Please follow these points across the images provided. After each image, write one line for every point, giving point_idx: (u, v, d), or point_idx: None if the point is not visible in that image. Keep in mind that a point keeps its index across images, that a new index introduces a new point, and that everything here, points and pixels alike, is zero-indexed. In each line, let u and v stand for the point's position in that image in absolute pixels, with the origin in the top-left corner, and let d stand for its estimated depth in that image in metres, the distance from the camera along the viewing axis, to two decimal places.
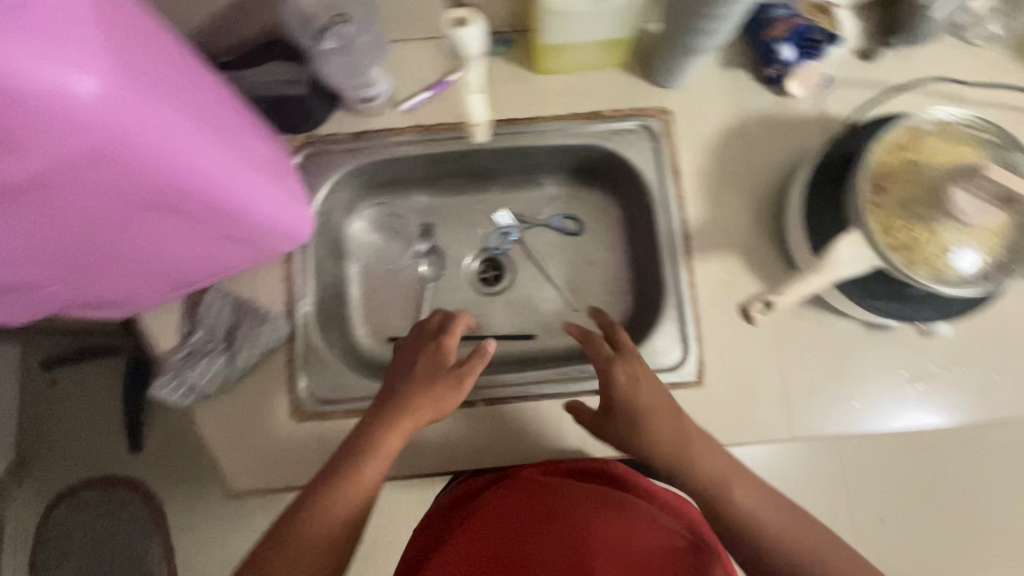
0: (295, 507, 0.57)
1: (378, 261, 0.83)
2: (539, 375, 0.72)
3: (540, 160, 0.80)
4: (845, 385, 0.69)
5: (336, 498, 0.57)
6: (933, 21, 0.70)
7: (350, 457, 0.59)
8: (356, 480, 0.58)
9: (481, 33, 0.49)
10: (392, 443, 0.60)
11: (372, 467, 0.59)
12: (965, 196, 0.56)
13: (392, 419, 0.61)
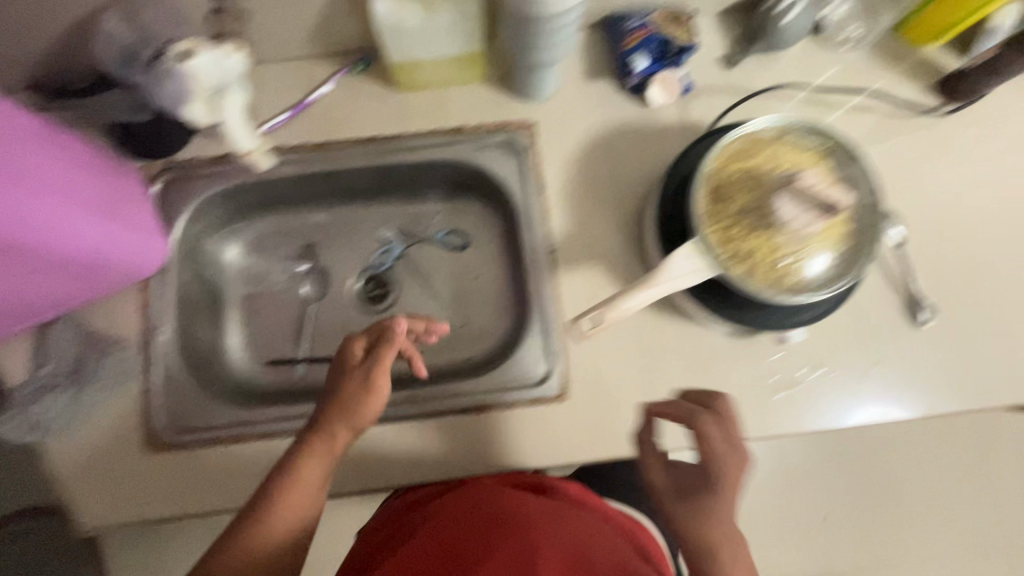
0: (224, 540, 0.56)
1: (259, 284, 0.82)
2: (404, 396, 0.70)
3: (414, 176, 0.79)
4: (710, 392, 0.69)
5: (267, 531, 0.55)
6: (783, 27, 0.71)
7: (274, 489, 0.56)
8: (292, 502, 0.57)
9: (210, 61, 0.57)
10: (319, 471, 0.58)
11: (302, 497, 0.57)
12: (791, 206, 0.55)
13: (312, 445, 0.58)
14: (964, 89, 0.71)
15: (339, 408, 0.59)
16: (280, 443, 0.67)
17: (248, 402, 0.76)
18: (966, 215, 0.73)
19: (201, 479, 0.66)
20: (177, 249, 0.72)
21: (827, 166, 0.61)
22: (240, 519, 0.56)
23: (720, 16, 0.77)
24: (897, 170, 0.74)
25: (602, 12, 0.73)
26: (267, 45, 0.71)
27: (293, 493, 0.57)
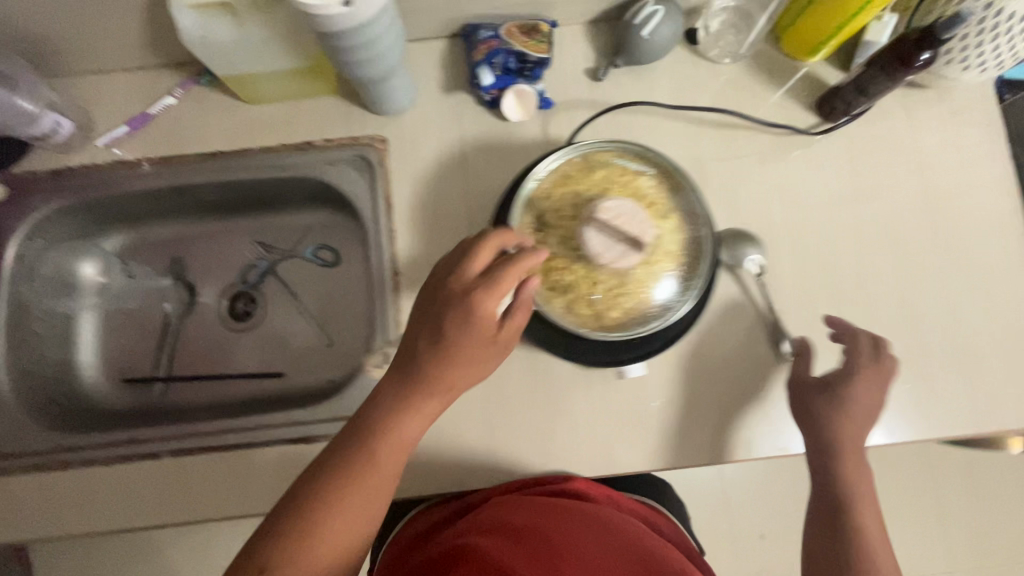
0: (316, 536, 0.46)
1: (119, 300, 0.80)
2: (239, 422, 0.68)
3: (272, 192, 0.76)
4: (559, 429, 0.64)
5: (359, 513, 0.48)
6: (641, 39, 0.67)
7: (354, 459, 0.49)
8: (375, 475, 0.49)
9: None
10: (418, 431, 0.51)
11: (394, 462, 0.50)
12: (599, 238, 0.52)
13: (416, 407, 0.50)
14: (840, 108, 0.68)
15: (431, 367, 0.49)
16: (101, 470, 0.65)
17: (93, 423, 0.74)
18: (838, 242, 0.69)
19: (16, 506, 0.64)
20: (14, 267, 0.71)
21: (658, 194, 0.58)
22: (346, 478, 0.48)
23: (589, 27, 0.73)
24: (768, 192, 0.70)
25: (457, 21, 0.70)
26: (104, 55, 0.68)
27: (382, 460, 0.49)
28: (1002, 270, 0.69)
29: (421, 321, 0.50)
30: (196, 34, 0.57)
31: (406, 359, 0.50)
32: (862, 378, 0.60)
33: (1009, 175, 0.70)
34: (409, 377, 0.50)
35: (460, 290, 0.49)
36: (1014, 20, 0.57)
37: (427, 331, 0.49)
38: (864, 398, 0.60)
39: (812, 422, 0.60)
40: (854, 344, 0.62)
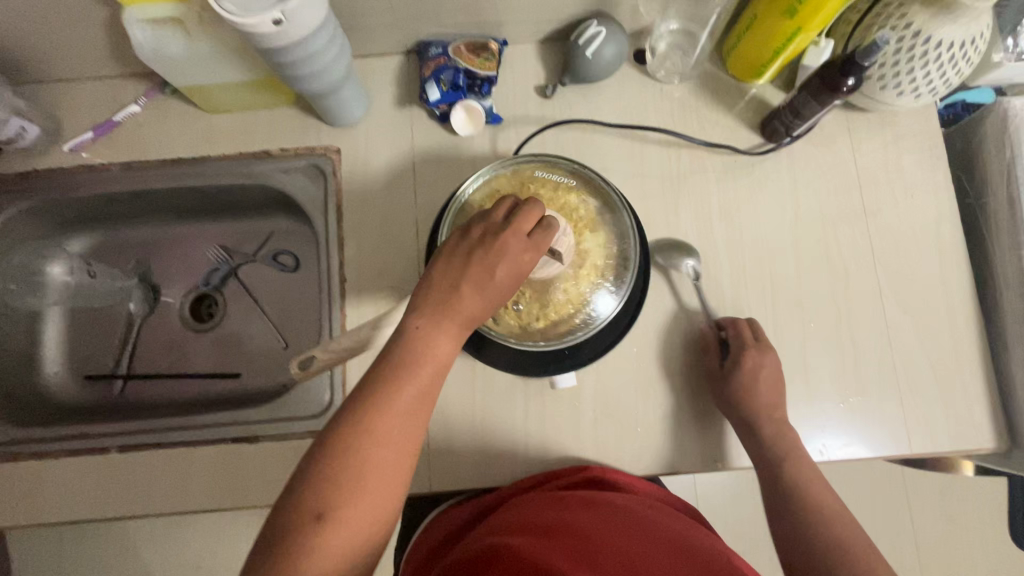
0: (365, 472, 0.42)
1: (82, 299, 0.83)
2: (186, 421, 0.69)
3: (233, 198, 0.79)
4: (494, 437, 0.65)
5: (402, 444, 0.44)
6: (585, 58, 0.69)
7: (382, 390, 0.44)
8: (416, 395, 0.45)
9: None
10: (452, 348, 0.46)
11: (433, 380, 0.46)
12: None
13: (457, 318, 0.46)
14: (782, 130, 0.69)
15: (461, 299, 0.46)
16: (49, 464, 0.66)
17: (52, 418, 0.76)
18: (779, 260, 0.70)
19: None
20: None
21: (587, 210, 0.59)
22: (379, 405, 0.43)
23: (540, 47, 0.75)
24: (710, 209, 0.71)
25: (411, 38, 0.72)
26: (73, 65, 0.71)
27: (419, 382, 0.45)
28: (939, 291, 0.69)
29: (451, 264, 0.47)
30: (149, 48, 0.60)
31: (433, 288, 0.47)
32: (753, 361, 0.63)
33: (949, 197, 0.71)
34: (438, 300, 0.46)
35: (506, 247, 0.46)
36: (943, 48, 0.60)
37: (470, 274, 0.46)
38: (767, 375, 0.63)
39: (731, 408, 0.62)
40: (738, 330, 0.65)
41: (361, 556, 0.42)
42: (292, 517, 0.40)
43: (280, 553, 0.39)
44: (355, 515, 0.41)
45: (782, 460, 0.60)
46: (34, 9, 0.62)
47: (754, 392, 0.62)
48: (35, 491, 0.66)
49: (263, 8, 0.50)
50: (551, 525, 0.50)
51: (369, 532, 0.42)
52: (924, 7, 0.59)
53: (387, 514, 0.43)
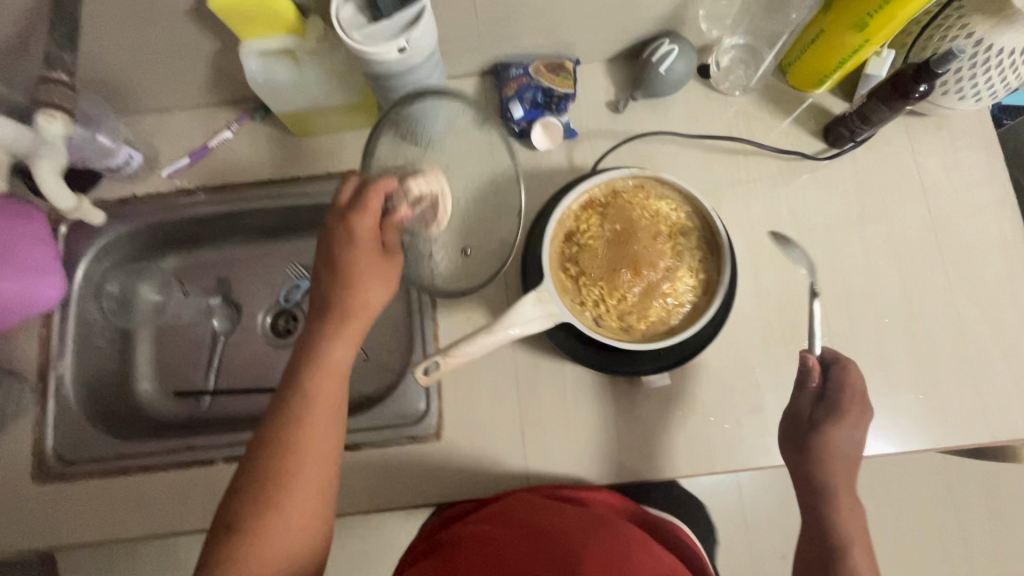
0: (281, 477, 0.50)
1: (171, 317, 0.85)
2: None
3: (317, 216, 0.82)
4: (587, 436, 0.68)
5: (309, 447, 0.51)
6: (659, 74, 0.73)
7: (288, 407, 0.52)
8: (313, 406, 0.52)
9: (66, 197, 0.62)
10: (346, 353, 0.55)
11: (329, 389, 0.53)
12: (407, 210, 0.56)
13: (339, 329, 0.55)
14: (846, 135, 0.73)
15: (339, 303, 0.55)
16: (160, 475, 0.69)
17: (149, 433, 0.78)
18: (847, 258, 0.73)
19: (81, 510, 0.67)
20: (80, 287, 0.77)
21: (679, 215, 0.63)
22: (282, 420, 0.52)
23: (608, 64, 0.79)
24: (779, 213, 0.75)
25: (489, 60, 0.77)
26: (172, 95, 0.75)
27: (316, 393, 0.53)
28: (1007, 287, 0.72)
29: (317, 267, 0.56)
30: (261, 76, 0.65)
31: (319, 304, 0.56)
32: (852, 413, 0.61)
33: (1007, 196, 0.75)
34: (323, 316, 0.55)
35: (332, 227, 0.54)
36: (1005, 56, 0.64)
37: (325, 264, 0.55)
38: (858, 436, 0.61)
39: (812, 461, 0.61)
40: (845, 376, 0.63)
41: (294, 547, 0.50)
42: (224, 523, 0.49)
43: (221, 547, 0.48)
44: (270, 522, 0.49)
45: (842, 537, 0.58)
46: (150, 45, 0.66)
47: (840, 446, 0.61)
48: (149, 502, 0.68)
49: (388, 38, 0.53)
50: (534, 521, 0.59)
51: (295, 535, 0.50)
52: (985, 17, 0.62)
53: (313, 509, 0.51)
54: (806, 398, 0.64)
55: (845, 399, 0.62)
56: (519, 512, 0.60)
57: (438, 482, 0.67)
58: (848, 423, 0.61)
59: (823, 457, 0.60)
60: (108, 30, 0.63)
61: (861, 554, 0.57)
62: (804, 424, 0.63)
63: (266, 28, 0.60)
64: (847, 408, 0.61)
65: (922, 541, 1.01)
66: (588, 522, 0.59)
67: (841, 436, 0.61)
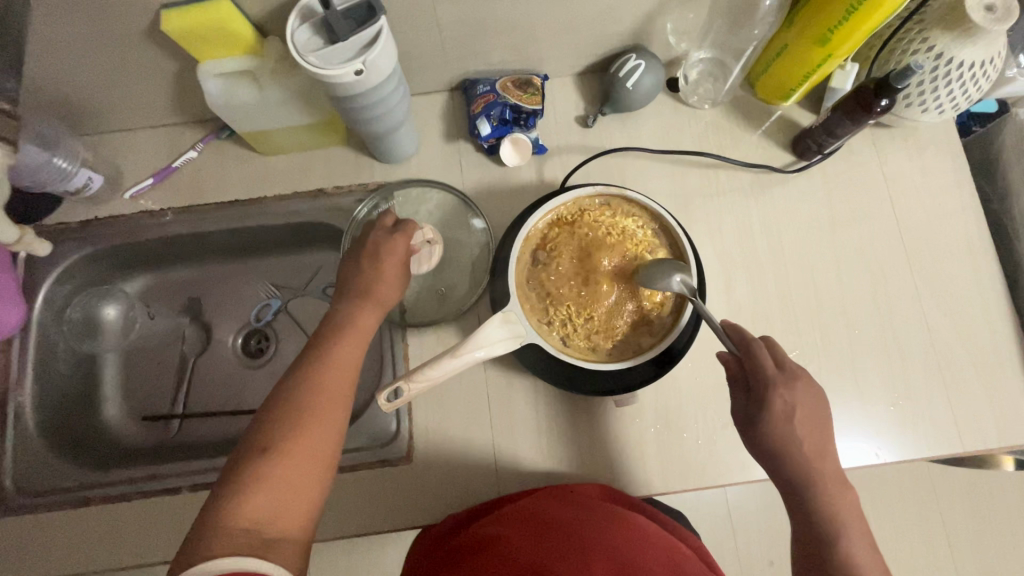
0: (306, 416, 0.48)
1: (139, 341, 0.83)
2: None
3: (287, 235, 0.81)
4: (561, 454, 0.67)
5: (335, 397, 0.50)
6: (626, 89, 0.73)
7: (329, 348, 0.52)
8: (349, 353, 0.53)
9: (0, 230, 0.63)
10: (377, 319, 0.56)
11: (358, 350, 0.54)
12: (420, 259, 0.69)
13: (374, 292, 0.56)
14: (813, 147, 0.74)
15: (366, 285, 0.56)
16: (123, 506, 0.67)
17: (115, 461, 0.77)
18: (818, 269, 0.73)
19: (38, 544, 0.65)
20: (42, 312, 0.76)
21: (646, 232, 0.63)
22: (319, 361, 0.51)
23: (577, 80, 0.79)
24: (749, 224, 0.75)
25: (457, 76, 0.76)
26: (135, 116, 0.74)
27: (346, 350, 0.53)
28: (976, 294, 0.73)
29: (355, 258, 0.59)
30: (220, 96, 0.64)
31: (350, 281, 0.57)
32: (781, 398, 0.53)
33: (973, 203, 0.75)
34: (352, 290, 0.56)
35: (376, 239, 0.59)
36: (964, 69, 0.64)
37: (365, 257, 0.58)
38: (795, 416, 0.53)
39: (773, 459, 0.53)
40: (757, 361, 0.55)
41: (306, 488, 0.47)
42: (244, 457, 0.47)
43: (248, 470, 0.46)
44: (298, 452, 0.47)
45: (832, 525, 0.51)
46: (107, 69, 0.65)
47: (795, 437, 0.53)
48: (111, 535, 0.66)
49: (344, 61, 0.53)
50: (540, 519, 0.56)
51: (316, 475, 0.48)
52: (944, 31, 0.63)
53: (329, 458, 0.49)
54: (737, 392, 0.56)
55: (767, 385, 0.53)
56: (523, 513, 0.57)
57: (410, 507, 0.65)
58: (783, 411, 0.53)
59: (784, 451, 0.53)
60: (62, 52, 0.62)
61: (855, 535, 0.51)
62: (747, 420, 0.55)
63: (225, 49, 0.60)
64: (774, 397, 0.53)
65: (909, 548, 1.00)
66: (593, 512, 0.57)
67: (786, 426, 0.53)
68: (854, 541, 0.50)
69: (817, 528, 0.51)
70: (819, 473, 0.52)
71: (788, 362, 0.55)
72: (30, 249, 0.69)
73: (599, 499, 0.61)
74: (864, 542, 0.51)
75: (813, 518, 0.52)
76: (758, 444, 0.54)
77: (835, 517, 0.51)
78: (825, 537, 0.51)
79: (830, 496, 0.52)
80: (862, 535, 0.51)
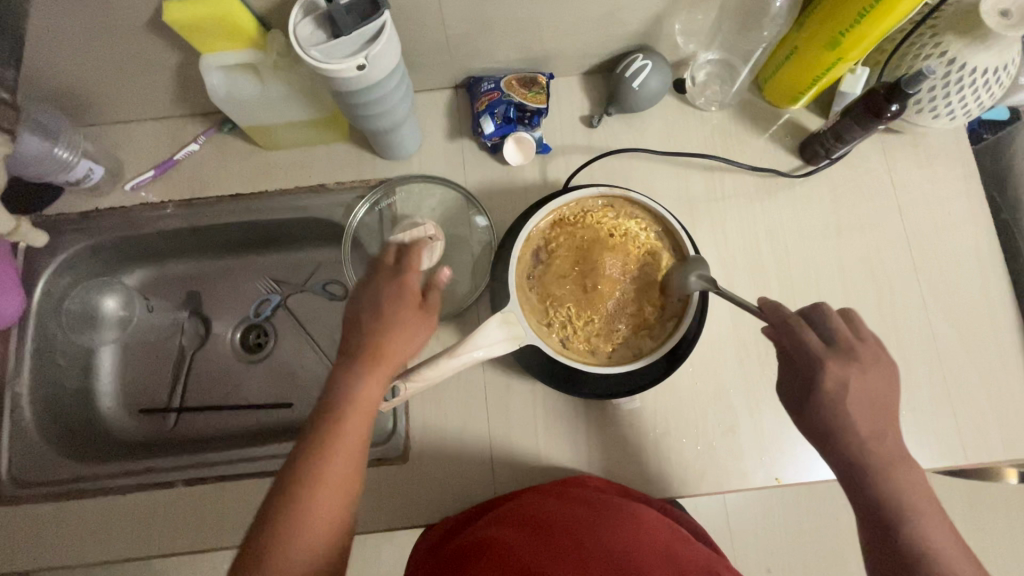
0: (300, 511, 0.45)
1: (137, 334, 0.83)
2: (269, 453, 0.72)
3: (287, 231, 0.80)
4: (558, 458, 0.67)
5: (332, 482, 0.47)
6: (632, 89, 0.72)
7: (324, 428, 0.48)
8: (344, 434, 0.48)
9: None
10: (379, 389, 0.50)
11: (358, 428, 0.48)
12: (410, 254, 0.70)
13: (372, 364, 0.49)
14: (822, 152, 0.73)
15: (368, 350, 0.50)
16: (118, 499, 0.66)
17: (111, 454, 0.76)
18: (822, 276, 0.72)
19: (33, 537, 0.65)
20: (40, 303, 0.75)
21: (648, 235, 0.63)
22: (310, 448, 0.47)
23: (583, 79, 0.78)
24: (754, 228, 0.74)
25: (462, 74, 0.76)
26: (137, 108, 0.74)
27: (344, 430, 0.48)
28: (984, 304, 0.71)
29: (358, 300, 0.53)
30: (222, 89, 0.64)
31: (352, 337, 0.51)
32: (831, 377, 0.48)
33: (983, 212, 0.74)
34: (353, 353, 0.50)
35: (379, 285, 0.53)
36: (977, 74, 0.63)
37: (367, 303, 0.52)
38: (852, 394, 0.48)
39: (828, 445, 0.48)
40: (800, 339, 0.50)
41: None
42: (243, 555, 0.45)
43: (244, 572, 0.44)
44: (294, 551, 0.44)
45: (902, 508, 0.46)
46: (109, 61, 0.65)
47: (852, 419, 0.47)
48: (104, 527, 0.66)
49: (346, 55, 0.52)
50: (543, 517, 0.55)
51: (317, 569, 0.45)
52: (957, 36, 0.62)
53: (330, 548, 0.46)
54: (785, 372, 0.52)
55: (815, 364, 0.49)
56: (522, 512, 0.56)
57: (404, 507, 0.65)
58: (836, 390, 0.48)
59: (840, 436, 0.48)
60: (64, 42, 0.61)
61: (929, 522, 0.45)
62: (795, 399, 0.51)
63: (227, 42, 0.59)
64: (826, 376, 0.48)
65: None
66: (591, 508, 0.56)
67: (838, 404, 0.48)
68: (929, 530, 0.45)
69: (886, 519, 0.46)
70: (878, 459, 0.47)
71: (841, 338, 0.50)
72: (26, 240, 0.68)
73: (610, 495, 0.60)
74: (941, 527, 0.46)
75: (879, 509, 0.46)
76: (813, 428, 0.49)
77: (905, 505, 0.46)
78: (892, 528, 0.45)
79: (893, 481, 0.46)
80: (938, 521, 0.46)
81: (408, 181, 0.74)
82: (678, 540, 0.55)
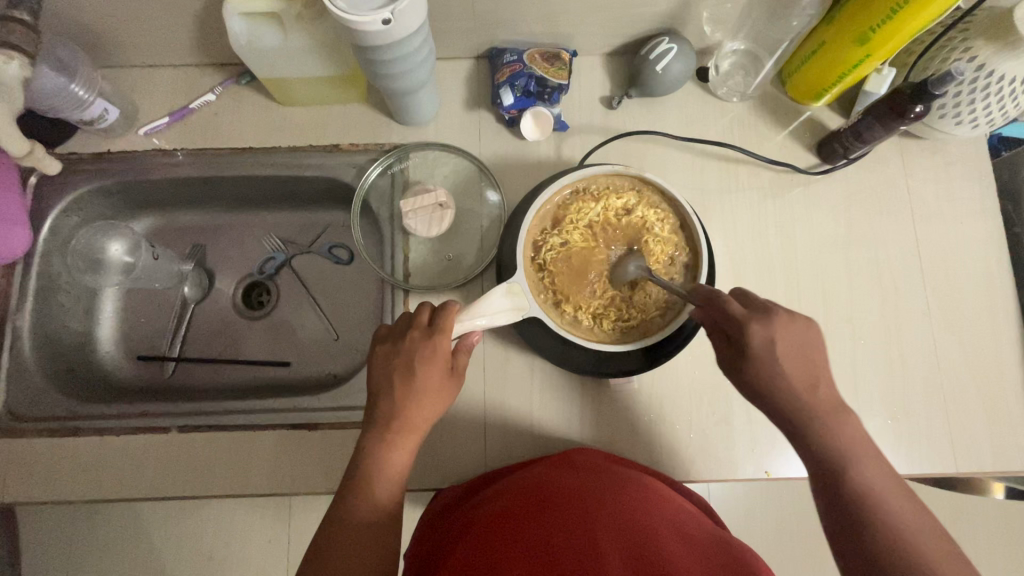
0: (329, 556, 0.49)
1: (141, 281, 0.82)
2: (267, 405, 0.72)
3: (297, 189, 0.80)
4: (552, 433, 0.67)
5: (359, 534, 0.50)
6: (655, 72, 0.71)
7: (354, 486, 0.52)
8: (371, 493, 0.52)
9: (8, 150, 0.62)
10: (405, 458, 0.53)
11: (389, 495, 0.52)
12: (419, 222, 0.72)
13: (399, 436, 0.53)
14: (839, 152, 0.72)
15: (395, 413, 0.53)
16: (113, 439, 0.67)
17: (108, 397, 0.77)
18: (829, 276, 0.72)
19: (27, 468, 0.66)
20: (47, 241, 0.75)
21: (662, 220, 0.62)
22: (342, 502, 0.51)
23: (605, 60, 0.78)
24: (765, 223, 0.74)
25: (486, 44, 0.75)
26: (157, 51, 0.74)
27: (376, 497, 0.52)
28: (986, 317, 0.71)
29: (385, 368, 0.54)
30: (244, 38, 0.63)
31: (380, 404, 0.54)
32: (758, 335, 0.48)
33: (995, 225, 0.74)
34: (386, 420, 0.53)
35: (413, 346, 0.54)
36: (1005, 83, 0.63)
37: (396, 370, 0.53)
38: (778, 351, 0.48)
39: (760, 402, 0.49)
40: (725, 305, 0.50)
41: None
42: None
43: None
44: None
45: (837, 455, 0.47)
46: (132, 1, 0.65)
47: (778, 374, 0.48)
48: (97, 464, 0.66)
49: (372, 9, 0.52)
50: (547, 492, 0.54)
51: None
52: (988, 42, 0.61)
53: None
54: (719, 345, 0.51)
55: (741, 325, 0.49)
56: (526, 486, 0.55)
57: None
58: (762, 349, 0.48)
59: (776, 393, 0.48)
60: None
61: (857, 457, 0.47)
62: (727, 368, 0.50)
63: None
64: (751, 336, 0.48)
65: None
66: (601, 483, 0.55)
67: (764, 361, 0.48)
68: (865, 468, 0.47)
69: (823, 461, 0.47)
70: (809, 410, 0.48)
71: (758, 300, 0.50)
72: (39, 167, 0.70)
73: (613, 465, 0.60)
74: (874, 464, 0.47)
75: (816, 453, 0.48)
76: (745, 386, 0.50)
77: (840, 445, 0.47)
78: (833, 472, 0.47)
79: (829, 429, 0.48)
80: (871, 456, 0.47)
81: (424, 149, 0.74)
82: (685, 512, 0.55)
